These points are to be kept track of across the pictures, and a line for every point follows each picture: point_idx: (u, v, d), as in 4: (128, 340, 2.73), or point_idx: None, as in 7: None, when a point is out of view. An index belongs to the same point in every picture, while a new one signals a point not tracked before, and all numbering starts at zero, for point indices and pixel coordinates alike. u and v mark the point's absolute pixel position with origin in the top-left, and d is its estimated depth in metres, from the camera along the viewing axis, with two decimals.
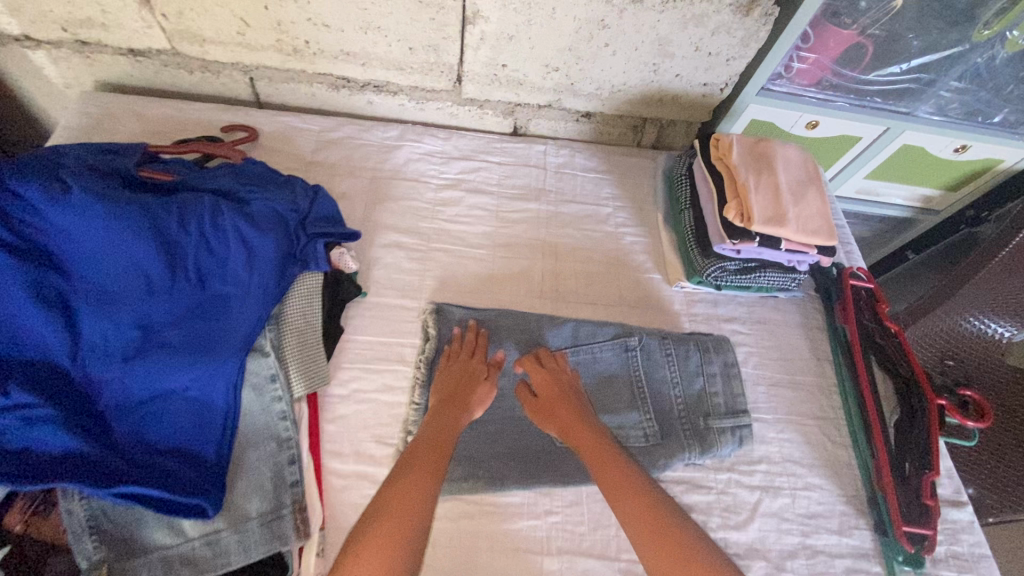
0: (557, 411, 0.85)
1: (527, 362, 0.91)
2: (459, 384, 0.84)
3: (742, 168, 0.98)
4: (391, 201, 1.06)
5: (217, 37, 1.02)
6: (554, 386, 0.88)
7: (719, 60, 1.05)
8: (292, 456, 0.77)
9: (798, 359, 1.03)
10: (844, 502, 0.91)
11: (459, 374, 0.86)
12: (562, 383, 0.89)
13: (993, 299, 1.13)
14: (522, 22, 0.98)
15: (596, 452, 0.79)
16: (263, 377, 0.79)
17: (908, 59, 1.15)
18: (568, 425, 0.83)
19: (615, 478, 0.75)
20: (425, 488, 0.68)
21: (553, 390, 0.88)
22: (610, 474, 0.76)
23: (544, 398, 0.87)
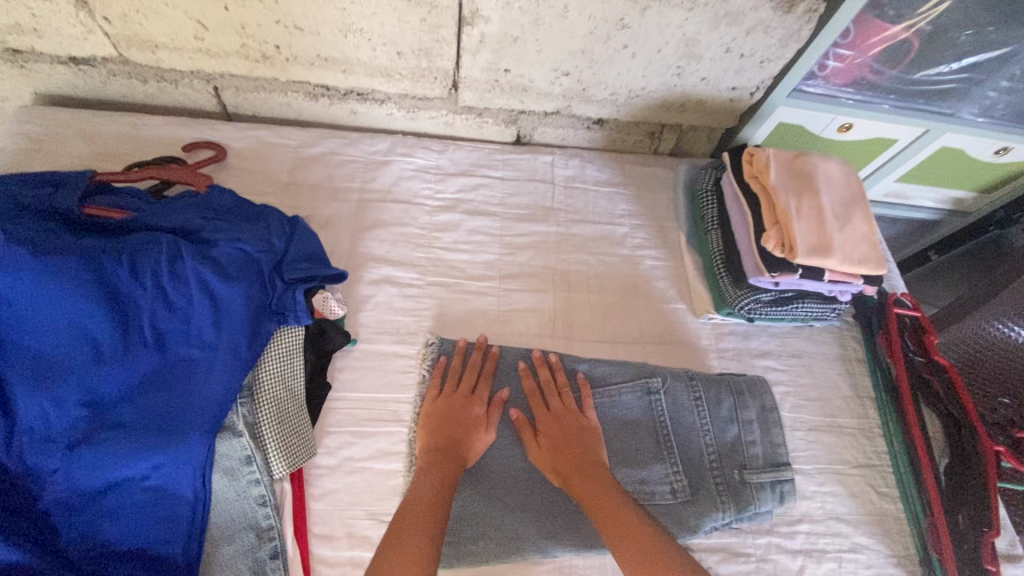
0: (559, 450, 0.75)
1: (528, 389, 0.80)
2: (457, 427, 0.75)
3: (781, 189, 0.86)
4: (381, 228, 0.94)
5: (171, 43, 0.88)
6: (557, 420, 0.77)
7: (751, 61, 0.92)
8: (275, 549, 0.66)
9: (837, 398, 0.93)
10: (894, 564, 0.82)
11: (455, 419, 0.75)
12: (569, 415, 0.78)
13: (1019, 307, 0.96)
14: (529, 22, 0.84)
15: (598, 499, 0.69)
16: (236, 459, 0.68)
17: (958, 58, 1.04)
18: (569, 467, 0.73)
19: (621, 531, 0.66)
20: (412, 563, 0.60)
21: (556, 425, 0.77)
22: (615, 523, 0.67)
23: (547, 434, 0.76)
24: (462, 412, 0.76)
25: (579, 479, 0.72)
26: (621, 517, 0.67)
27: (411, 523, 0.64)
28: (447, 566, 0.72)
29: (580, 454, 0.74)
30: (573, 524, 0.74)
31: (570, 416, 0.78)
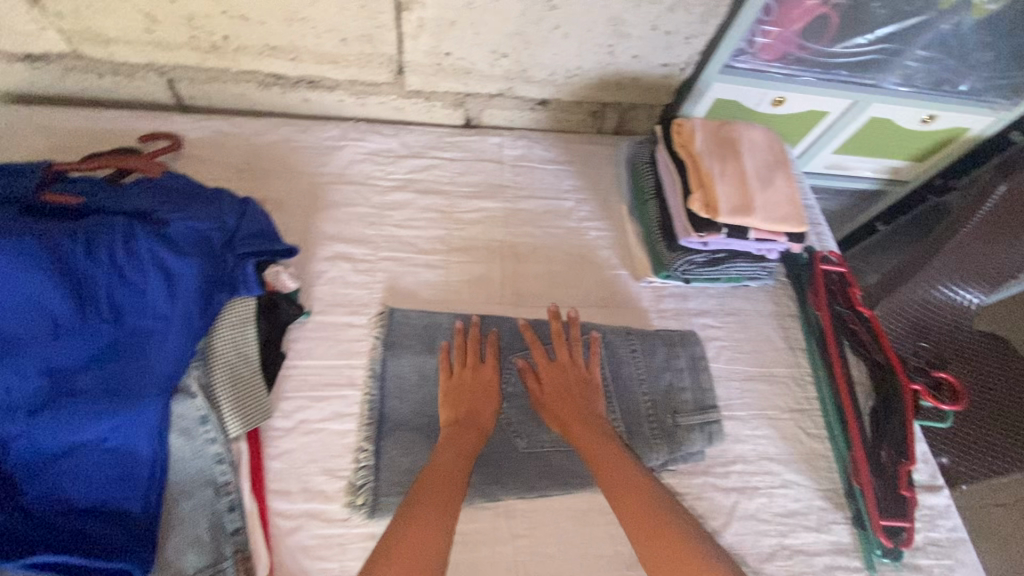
0: (560, 407, 0.79)
1: (535, 351, 0.85)
2: (472, 396, 0.79)
3: (705, 156, 0.92)
4: (334, 208, 0.98)
5: (122, 37, 0.92)
6: (560, 375, 0.82)
7: (677, 38, 0.98)
8: (231, 503, 0.70)
9: (770, 350, 1.00)
10: (821, 497, 0.89)
11: (470, 388, 0.80)
12: (569, 368, 0.83)
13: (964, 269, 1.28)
14: (462, 6, 0.89)
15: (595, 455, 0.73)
16: (191, 420, 0.71)
17: (874, 29, 1.11)
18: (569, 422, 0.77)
19: (619, 486, 0.68)
20: (434, 515, 0.62)
21: (558, 382, 0.82)
22: (614, 478, 0.69)
23: (550, 391, 0.81)
24: (475, 380, 0.81)
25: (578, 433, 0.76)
26: (617, 471, 0.70)
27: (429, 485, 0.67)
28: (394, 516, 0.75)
29: (580, 411, 0.79)
30: (517, 468, 0.80)
31: (574, 374, 0.83)
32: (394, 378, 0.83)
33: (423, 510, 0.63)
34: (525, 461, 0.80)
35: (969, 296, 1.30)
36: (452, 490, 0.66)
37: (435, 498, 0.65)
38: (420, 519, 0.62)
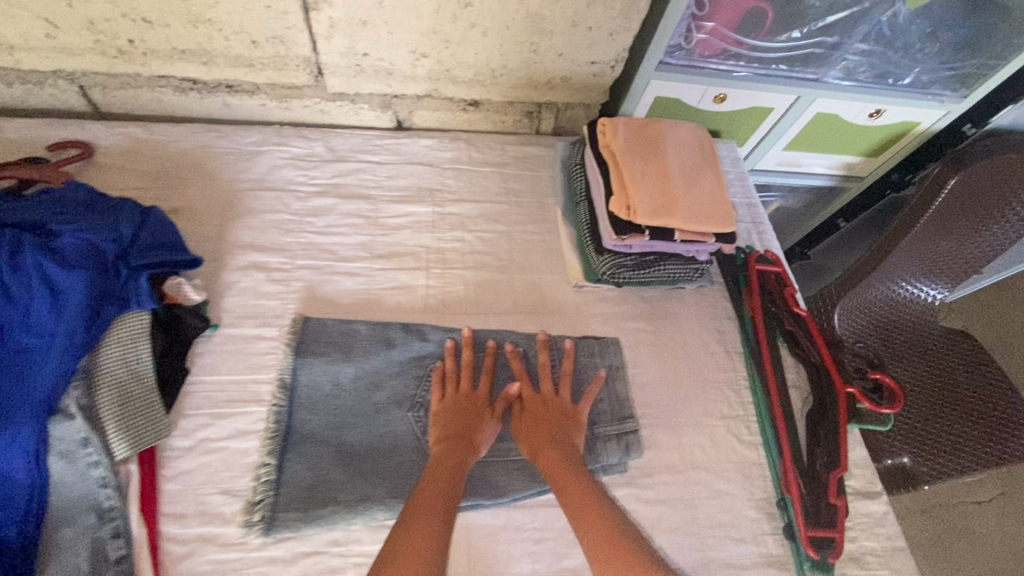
0: (539, 434, 0.78)
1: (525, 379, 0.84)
2: (463, 422, 0.78)
3: (628, 156, 0.89)
4: (251, 216, 0.95)
5: (23, 42, 0.88)
6: (546, 406, 0.82)
7: (602, 34, 0.96)
8: (115, 529, 0.67)
9: (704, 354, 0.97)
10: (753, 507, 0.85)
11: (464, 409, 0.79)
12: (555, 401, 0.83)
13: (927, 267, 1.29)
14: (373, 5, 0.86)
15: (568, 484, 0.72)
16: (72, 443, 0.67)
17: (809, 23, 1.08)
18: (544, 450, 0.77)
19: (596, 518, 0.68)
20: (429, 539, 0.62)
21: (542, 413, 0.81)
22: (588, 511, 0.69)
23: (536, 420, 0.80)
24: (469, 405, 0.80)
25: (552, 462, 0.75)
26: (592, 502, 0.70)
27: (418, 510, 0.65)
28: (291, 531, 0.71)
29: (559, 441, 0.78)
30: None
31: (560, 406, 0.82)
32: (306, 389, 0.80)
33: (411, 540, 0.61)
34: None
35: (932, 292, 1.32)
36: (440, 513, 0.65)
37: (422, 524, 0.64)
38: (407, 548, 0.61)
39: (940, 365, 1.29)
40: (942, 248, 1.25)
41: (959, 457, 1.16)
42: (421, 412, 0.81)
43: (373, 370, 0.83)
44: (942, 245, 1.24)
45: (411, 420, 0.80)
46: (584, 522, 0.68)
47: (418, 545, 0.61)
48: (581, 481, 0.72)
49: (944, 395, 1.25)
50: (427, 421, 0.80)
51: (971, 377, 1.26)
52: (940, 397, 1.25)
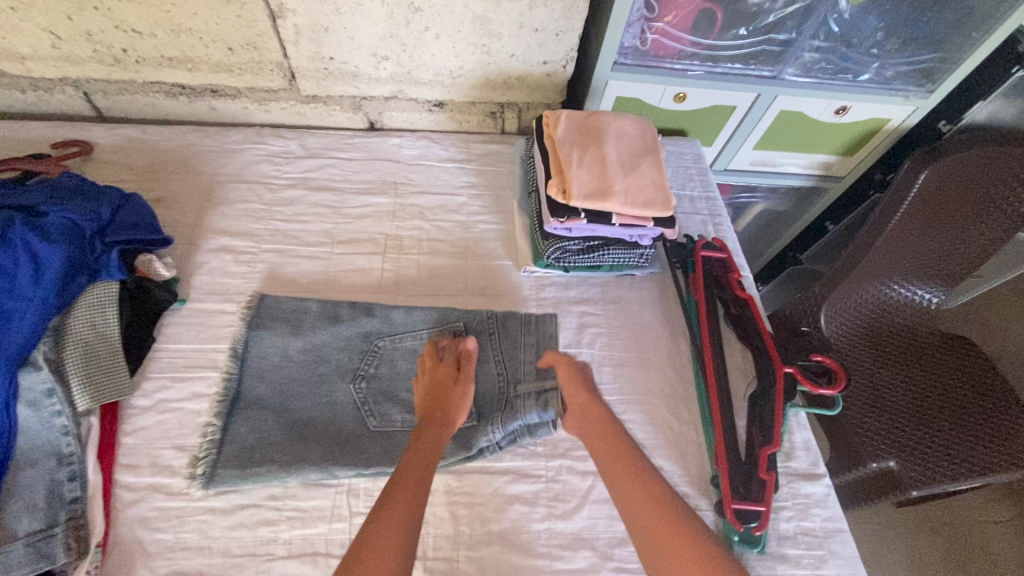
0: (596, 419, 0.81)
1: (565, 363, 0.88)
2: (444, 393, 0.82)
3: (566, 144, 0.94)
4: (226, 205, 1.04)
5: (34, 53, 1.01)
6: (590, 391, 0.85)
7: (547, 35, 1.02)
8: (72, 473, 0.74)
9: (649, 336, 0.99)
10: (688, 483, 0.86)
11: (429, 385, 0.83)
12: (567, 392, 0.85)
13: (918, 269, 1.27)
14: (331, 11, 0.95)
15: (635, 488, 0.73)
16: (38, 392, 0.75)
17: (753, 21, 1.11)
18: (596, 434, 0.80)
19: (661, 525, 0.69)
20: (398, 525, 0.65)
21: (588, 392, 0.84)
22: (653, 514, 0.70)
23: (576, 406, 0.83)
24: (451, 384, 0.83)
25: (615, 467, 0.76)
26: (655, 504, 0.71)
27: (397, 488, 0.69)
28: (232, 486, 0.77)
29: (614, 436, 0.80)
30: (357, 448, 0.80)
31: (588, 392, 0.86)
32: (256, 358, 0.86)
33: (389, 519, 0.65)
34: (371, 442, 0.82)
35: (927, 295, 1.31)
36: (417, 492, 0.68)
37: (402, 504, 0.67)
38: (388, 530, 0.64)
39: (935, 367, 1.26)
40: (934, 246, 1.23)
41: (948, 461, 1.12)
42: (360, 384, 0.86)
43: (314, 346, 0.88)
44: (935, 242, 1.22)
45: (352, 391, 0.86)
46: (641, 517, 0.71)
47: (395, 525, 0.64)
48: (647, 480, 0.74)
49: (940, 397, 1.22)
50: (367, 391, 0.86)
51: (972, 385, 1.22)
52: (933, 399, 1.22)
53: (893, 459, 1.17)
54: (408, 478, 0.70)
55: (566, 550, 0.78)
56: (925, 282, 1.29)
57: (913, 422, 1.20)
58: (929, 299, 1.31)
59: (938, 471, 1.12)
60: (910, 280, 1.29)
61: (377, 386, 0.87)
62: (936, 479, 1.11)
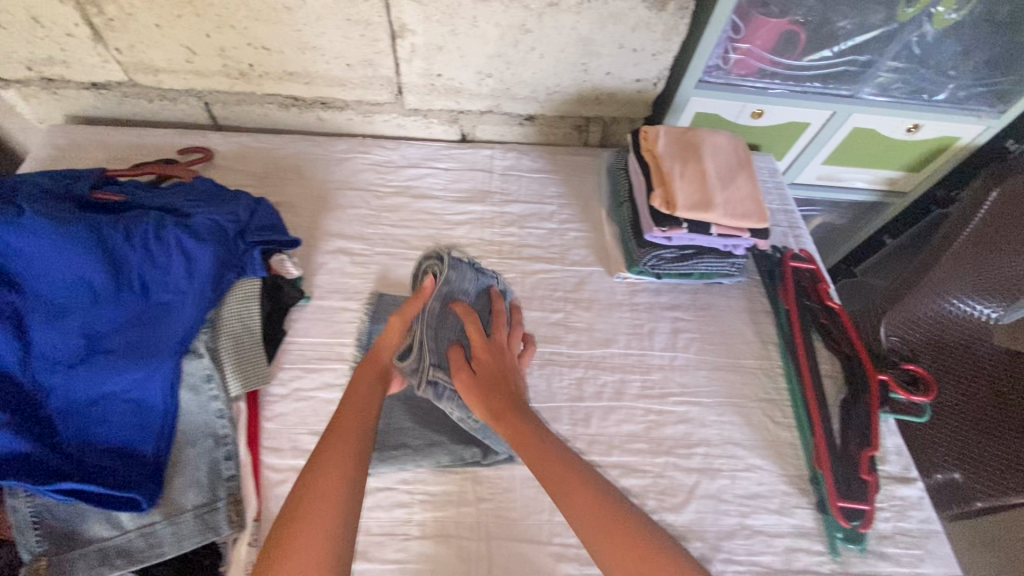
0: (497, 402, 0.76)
1: (473, 335, 0.80)
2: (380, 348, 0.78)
3: (668, 158, 1.00)
4: (339, 210, 1.11)
5: (168, 66, 1.09)
6: (499, 376, 0.79)
7: (645, 55, 1.08)
8: (227, 453, 0.81)
9: (740, 343, 1.04)
10: (787, 482, 0.91)
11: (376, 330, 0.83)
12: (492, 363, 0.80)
13: (976, 282, 1.18)
14: (447, 32, 1.02)
15: (565, 485, 0.68)
16: (199, 377, 0.84)
17: (839, 43, 1.17)
18: (504, 416, 0.75)
19: (592, 510, 0.66)
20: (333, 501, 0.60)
21: (488, 383, 0.78)
22: (582, 498, 0.67)
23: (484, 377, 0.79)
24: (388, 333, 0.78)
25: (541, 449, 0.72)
26: (590, 500, 0.67)
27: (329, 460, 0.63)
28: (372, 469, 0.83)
29: (524, 417, 0.75)
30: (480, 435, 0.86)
31: (511, 364, 0.82)
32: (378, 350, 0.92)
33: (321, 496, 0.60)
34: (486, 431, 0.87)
35: (984, 309, 1.21)
36: (353, 464, 0.64)
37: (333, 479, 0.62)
38: (320, 504, 0.60)
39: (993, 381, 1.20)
40: (994, 264, 1.14)
41: (1010, 477, 1.06)
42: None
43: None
44: (995, 261, 1.13)
45: None
46: (578, 514, 0.66)
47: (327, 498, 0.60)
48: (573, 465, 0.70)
49: (1000, 408, 1.16)
50: None
51: None
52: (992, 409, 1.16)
53: (957, 473, 1.11)
54: (339, 444, 0.65)
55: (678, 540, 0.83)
56: (983, 297, 1.20)
57: (976, 432, 1.14)
58: (988, 315, 1.22)
59: (1010, 486, 1.06)
60: (966, 293, 1.20)
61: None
62: (1008, 494, 1.05)
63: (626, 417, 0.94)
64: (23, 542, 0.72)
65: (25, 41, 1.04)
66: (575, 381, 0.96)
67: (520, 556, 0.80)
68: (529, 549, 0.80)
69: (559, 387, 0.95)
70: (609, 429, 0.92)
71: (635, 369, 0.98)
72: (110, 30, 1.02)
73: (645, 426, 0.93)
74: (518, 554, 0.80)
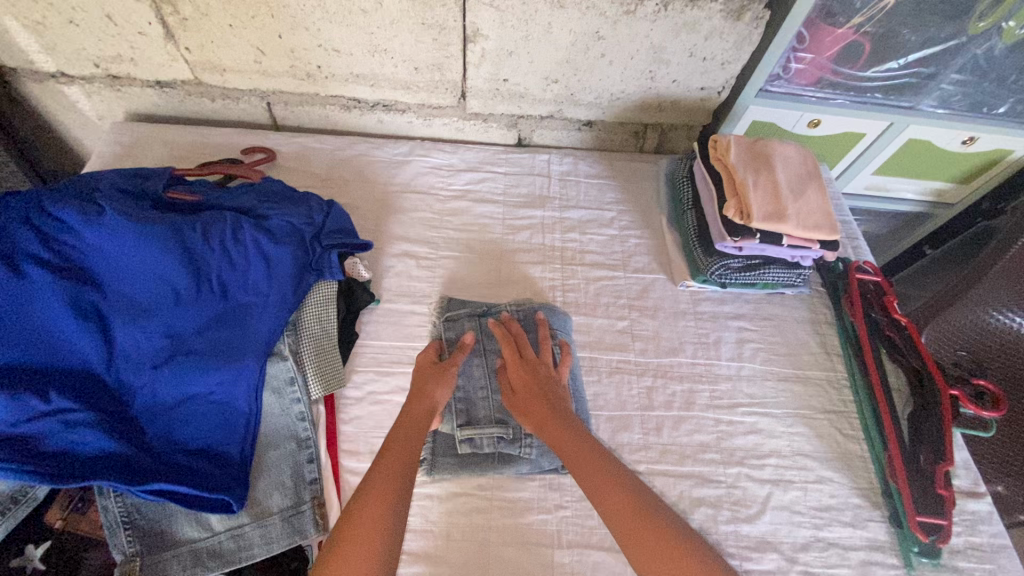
0: (534, 411, 0.81)
1: (506, 354, 0.88)
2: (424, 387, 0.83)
3: (741, 167, 1.00)
4: (402, 213, 1.11)
5: (236, 66, 1.09)
6: (534, 384, 0.84)
7: (714, 64, 1.08)
8: (310, 456, 0.82)
9: (805, 354, 1.04)
10: (859, 495, 0.91)
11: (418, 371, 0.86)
12: (533, 378, 0.85)
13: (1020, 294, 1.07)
14: (520, 37, 1.02)
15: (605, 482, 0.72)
16: (282, 380, 0.84)
17: (906, 55, 1.17)
18: (545, 424, 0.80)
19: (620, 506, 0.70)
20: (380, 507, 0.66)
21: (533, 395, 0.83)
22: (614, 495, 0.71)
23: (523, 390, 0.84)
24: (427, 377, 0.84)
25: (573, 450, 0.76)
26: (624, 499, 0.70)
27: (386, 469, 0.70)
28: (452, 475, 0.85)
29: (564, 424, 0.79)
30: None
31: (544, 373, 0.86)
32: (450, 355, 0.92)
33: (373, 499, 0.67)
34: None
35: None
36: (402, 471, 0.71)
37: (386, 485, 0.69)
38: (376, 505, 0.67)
39: None
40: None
41: None
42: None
43: (488, 345, 0.92)
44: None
45: None
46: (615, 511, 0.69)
47: (378, 506, 0.67)
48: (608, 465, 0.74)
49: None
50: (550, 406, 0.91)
51: None
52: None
53: (999, 484, 1.09)
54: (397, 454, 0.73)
55: (754, 552, 0.83)
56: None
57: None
58: None
59: None
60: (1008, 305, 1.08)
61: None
62: None
63: (697, 427, 0.94)
64: (114, 543, 0.72)
65: (95, 38, 1.03)
66: (645, 391, 0.96)
67: (599, 565, 0.80)
68: (607, 557, 0.80)
69: (630, 395, 0.95)
70: (680, 439, 0.92)
71: (702, 379, 0.99)
72: (183, 29, 1.02)
73: (716, 436, 0.93)
74: (597, 562, 0.80)
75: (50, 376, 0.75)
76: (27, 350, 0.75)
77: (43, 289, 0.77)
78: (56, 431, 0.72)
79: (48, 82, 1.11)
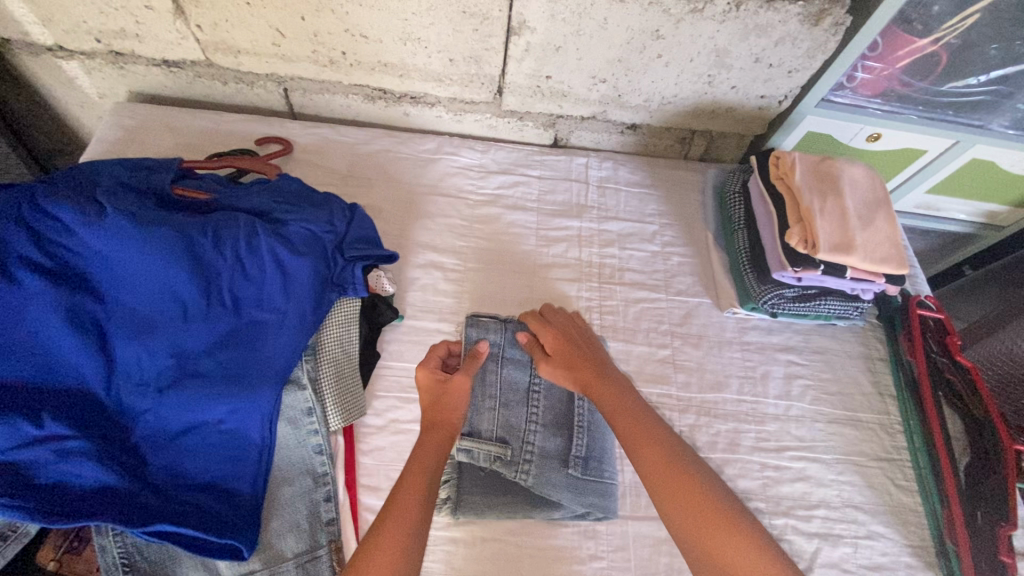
0: (578, 374, 0.79)
1: (537, 327, 0.85)
2: (435, 406, 0.76)
3: (806, 190, 0.92)
4: (428, 218, 1.02)
5: (252, 49, 0.99)
6: (570, 351, 0.82)
7: (780, 71, 0.99)
8: (327, 494, 0.76)
9: (857, 394, 0.97)
10: (911, 553, 0.85)
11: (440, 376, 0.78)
12: (569, 345, 0.83)
13: None
14: (571, 32, 0.92)
15: (651, 450, 0.69)
16: (299, 411, 0.78)
17: (985, 70, 1.07)
18: (587, 386, 0.78)
19: (666, 472, 0.66)
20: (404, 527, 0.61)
21: (570, 363, 0.80)
22: (661, 463, 0.67)
23: (560, 358, 0.81)
24: (448, 389, 0.77)
25: (623, 423, 0.72)
26: (671, 464, 0.67)
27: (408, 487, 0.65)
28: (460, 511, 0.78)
29: (607, 384, 0.77)
30: (575, 485, 0.78)
31: (578, 338, 0.84)
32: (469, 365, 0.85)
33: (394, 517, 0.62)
34: (585, 482, 0.78)
35: None
36: (421, 516, 0.63)
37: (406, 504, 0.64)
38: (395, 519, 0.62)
39: None
40: None
41: None
42: (535, 407, 0.82)
43: (507, 351, 0.86)
44: None
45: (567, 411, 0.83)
46: (663, 483, 0.66)
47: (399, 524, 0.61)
48: (653, 431, 0.70)
49: None
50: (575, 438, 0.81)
51: None
52: None
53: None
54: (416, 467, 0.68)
55: None
56: None
57: None
58: None
59: None
60: None
61: (551, 414, 0.82)
62: None
63: (742, 471, 0.87)
64: None
65: (96, 11, 0.93)
66: (687, 429, 0.89)
67: None
68: None
69: None
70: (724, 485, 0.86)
71: (749, 418, 0.91)
72: (194, 5, 0.92)
73: (762, 482, 0.87)
74: None
75: (42, 397, 0.67)
76: (20, 365, 0.67)
77: (36, 297, 0.69)
78: (49, 462, 0.65)
79: (43, 56, 1.01)
